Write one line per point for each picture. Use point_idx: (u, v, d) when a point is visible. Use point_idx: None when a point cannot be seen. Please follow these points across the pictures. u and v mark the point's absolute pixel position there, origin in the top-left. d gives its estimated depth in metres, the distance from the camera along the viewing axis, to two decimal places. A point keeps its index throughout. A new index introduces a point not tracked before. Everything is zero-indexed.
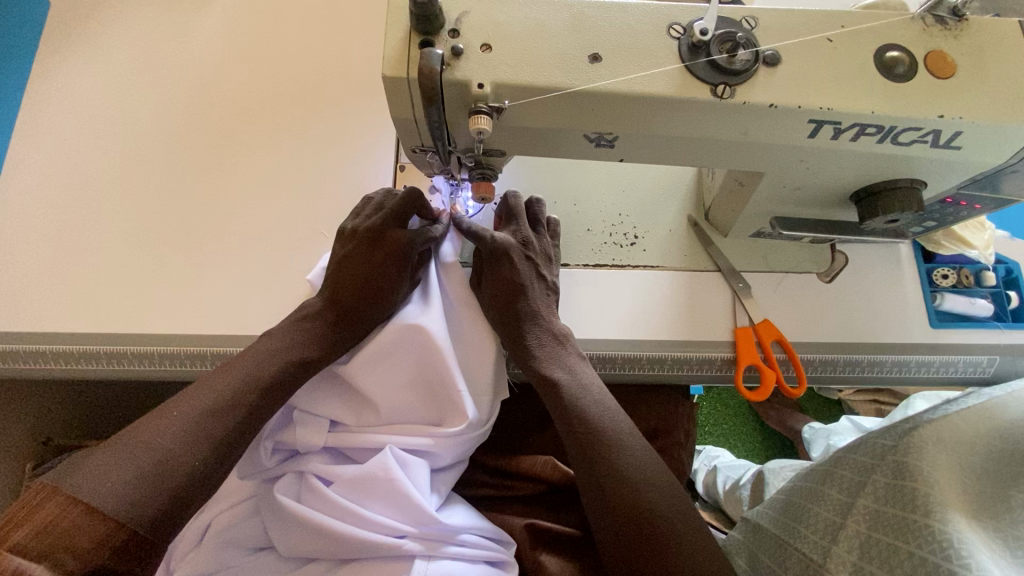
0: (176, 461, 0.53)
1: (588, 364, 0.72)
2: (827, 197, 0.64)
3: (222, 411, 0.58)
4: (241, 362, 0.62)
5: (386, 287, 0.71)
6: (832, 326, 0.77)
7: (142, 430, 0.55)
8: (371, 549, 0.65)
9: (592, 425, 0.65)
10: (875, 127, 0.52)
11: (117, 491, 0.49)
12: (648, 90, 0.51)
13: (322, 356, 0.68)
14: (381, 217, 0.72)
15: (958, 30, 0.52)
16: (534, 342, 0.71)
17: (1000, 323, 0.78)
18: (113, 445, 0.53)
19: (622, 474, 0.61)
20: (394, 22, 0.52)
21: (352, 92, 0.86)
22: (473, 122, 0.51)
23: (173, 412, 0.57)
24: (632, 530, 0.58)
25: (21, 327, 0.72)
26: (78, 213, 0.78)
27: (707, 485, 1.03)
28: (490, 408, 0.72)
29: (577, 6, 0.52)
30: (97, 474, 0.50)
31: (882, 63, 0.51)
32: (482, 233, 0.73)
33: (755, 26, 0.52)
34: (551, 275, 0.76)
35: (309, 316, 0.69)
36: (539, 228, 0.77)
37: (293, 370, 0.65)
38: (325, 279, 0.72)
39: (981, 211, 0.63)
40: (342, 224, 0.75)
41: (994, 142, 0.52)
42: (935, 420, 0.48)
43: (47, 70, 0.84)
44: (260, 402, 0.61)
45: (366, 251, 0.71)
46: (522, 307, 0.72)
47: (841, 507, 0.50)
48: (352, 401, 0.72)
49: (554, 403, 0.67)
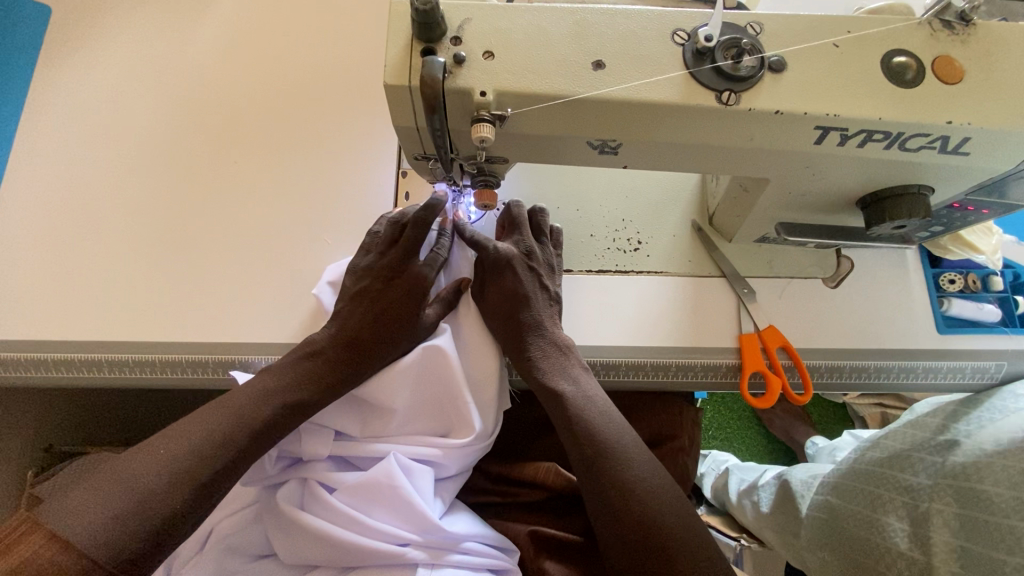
0: (158, 500, 0.53)
1: (591, 374, 0.71)
2: (833, 203, 0.64)
3: (211, 451, 0.58)
4: (235, 399, 0.62)
5: (400, 324, 0.70)
6: (838, 332, 0.77)
7: (127, 464, 0.55)
8: (375, 557, 0.65)
9: (597, 437, 0.64)
10: (883, 133, 0.51)
11: (95, 530, 0.50)
12: (652, 96, 0.50)
13: (320, 396, 0.66)
14: (396, 253, 0.71)
15: (966, 35, 0.52)
16: (537, 352, 0.70)
17: (1008, 328, 0.78)
18: (98, 481, 0.54)
19: (627, 487, 0.60)
20: (395, 30, 0.51)
21: (354, 98, 0.86)
22: (475, 131, 0.51)
23: (162, 449, 0.57)
24: (642, 545, 0.57)
25: (21, 335, 0.72)
26: (80, 221, 0.78)
27: (716, 488, 1.02)
28: (496, 420, 0.72)
29: (580, 13, 0.51)
30: (78, 512, 0.51)
31: (889, 69, 0.51)
32: (486, 243, 0.73)
33: (761, 32, 0.52)
34: (554, 285, 0.75)
35: (314, 353, 0.68)
36: (542, 237, 0.77)
37: (287, 411, 0.64)
38: (334, 315, 0.71)
39: (989, 217, 0.63)
40: (354, 260, 0.74)
41: (1003, 147, 0.52)
42: (954, 439, 0.59)
43: (49, 77, 0.84)
44: (251, 442, 0.61)
45: (380, 288, 0.71)
46: (524, 317, 0.71)
47: (910, 528, 0.57)
48: (359, 418, 0.71)
49: (558, 414, 0.66)
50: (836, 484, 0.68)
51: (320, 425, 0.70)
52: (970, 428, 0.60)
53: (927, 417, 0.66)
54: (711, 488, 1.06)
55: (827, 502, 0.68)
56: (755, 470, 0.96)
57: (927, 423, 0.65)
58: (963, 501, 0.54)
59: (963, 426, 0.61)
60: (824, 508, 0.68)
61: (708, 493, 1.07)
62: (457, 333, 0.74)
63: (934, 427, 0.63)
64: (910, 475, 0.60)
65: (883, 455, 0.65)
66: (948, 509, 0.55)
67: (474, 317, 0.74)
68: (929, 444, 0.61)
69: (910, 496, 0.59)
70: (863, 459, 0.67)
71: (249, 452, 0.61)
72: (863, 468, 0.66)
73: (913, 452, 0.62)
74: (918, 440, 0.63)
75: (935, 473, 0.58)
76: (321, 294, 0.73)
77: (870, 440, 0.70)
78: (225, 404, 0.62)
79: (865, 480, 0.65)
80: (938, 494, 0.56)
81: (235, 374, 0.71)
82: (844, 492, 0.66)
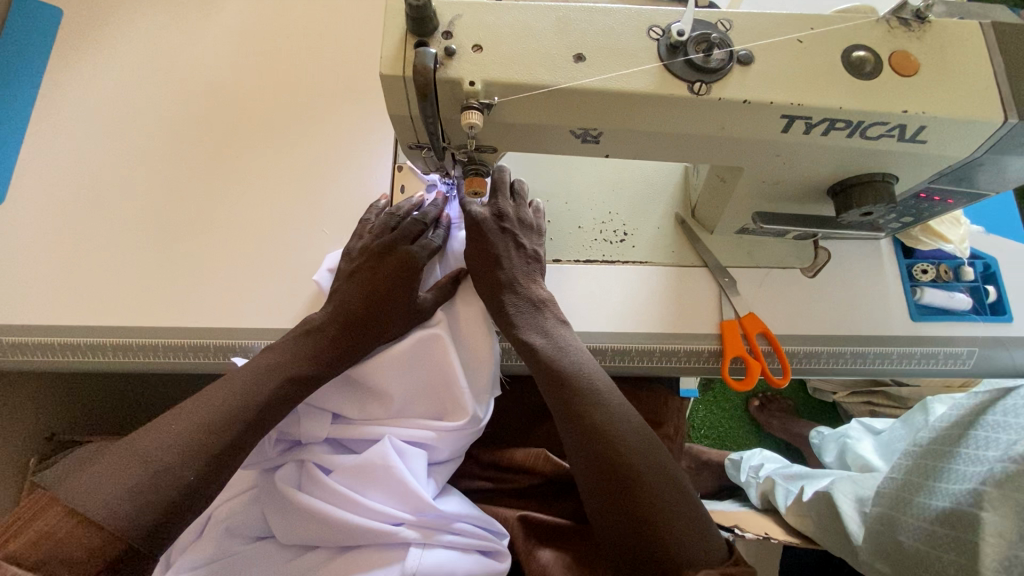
0: (170, 474, 0.56)
1: (569, 328, 0.74)
2: (807, 192, 0.67)
3: (218, 428, 0.60)
4: (239, 377, 0.65)
5: (399, 306, 0.72)
6: (815, 320, 0.80)
7: (140, 441, 0.58)
8: (368, 536, 0.67)
9: (569, 386, 0.67)
10: (844, 122, 0.55)
11: (110, 505, 0.52)
12: (628, 88, 0.54)
13: (318, 373, 0.69)
14: (392, 235, 0.75)
15: (921, 31, 0.56)
16: (513, 310, 0.73)
17: (979, 316, 0.81)
18: (111, 457, 0.56)
19: (602, 432, 0.64)
20: (392, 24, 0.55)
21: (352, 96, 0.90)
22: (465, 118, 0.55)
23: (172, 426, 0.59)
24: (627, 496, 0.60)
25: (29, 320, 0.75)
26: (86, 212, 0.81)
27: (765, 495, 0.93)
28: (489, 405, 0.74)
29: (562, 10, 0.55)
30: (94, 486, 0.53)
31: (849, 62, 0.55)
32: (467, 204, 0.76)
33: (730, 28, 0.56)
34: (531, 244, 0.78)
35: (312, 332, 0.71)
36: (518, 199, 0.80)
37: (288, 388, 0.67)
38: (330, 296, 0.74)
39: (955, 206, 0.66)
40: (348, 246, 0.77)
41: (958, 136, 0.55)
42: (981, 436, 0.62)
43: (58, 75, 0.88)
44: (257, 417, 0.64)
45: (374, 268, 0.74)
46: (499, 276, 0.74)
47: (946, 521, 0.59)
48: (356, 397, 0.74)
49: (534, 366, 0.69)
50: (883, 492, 0.67)
51: (319, 407, 0.73)
52: (1016, 427, 0.59)
53: (945, 420, 0.68)
54: (758, 493, 0.95)
55: (876, 511, 0.67)
56: (801, 478, 0.88)
57: (943, 428, 0.67)
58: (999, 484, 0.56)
59: (999, 416, 0.62)
60: (883, 518, 0.65)
61: (756, 501, 0.96)
62: (454, 318, 0.77)
63: (953, 433, 0.65)
64: (958, 482, 0.60)
65: (929, 462, 0.65)
66: (994, 515, 0.55)
67: (471, 302, 0.77)
68: (973, 448, 0.61)
69: (957, 500, 0.59)
70: (902, 468, 0.67)
71: (256, 427, 0.64)
72: (914, 474, 0.65)
73: (959, 458, 0.62)
74: (944, 443, 0.65)
75: (970, 470, 0.60)
76: (321, 280, 0.77)
77: (918, 438, 0.69)
78: (232, 381, 0.65)
79: (911, 490, 0.64)
80: (984, 499, 0.56)
81: (237, 359, 0.74)
82: (896, 499, 0.65)
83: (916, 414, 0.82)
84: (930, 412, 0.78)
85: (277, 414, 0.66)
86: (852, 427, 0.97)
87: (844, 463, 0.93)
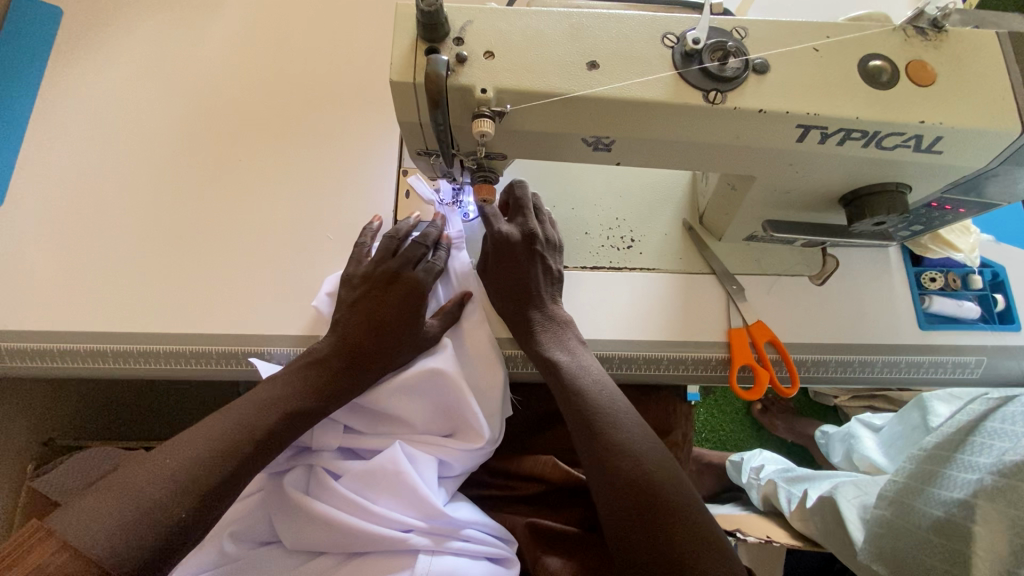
0: (164, 510, 0.55)
1: (589, 350, 0.74)
2: (818, 201, 0.66)
3: (212, 461, 0.59)
4: (237, 408, 0.65)
5: (406, 337, 0.72)
6: (823, 328, 0.79)
7: (134, 472, 0.57)
8: (377, 542, 0.66)
9: (590, 405, 0.67)
10: (860, 132, 0.54)
11: (102, 541, 0.51)
12: (642, 95, 0.53)
13: (323, 406, 0.69)
14: (396, 261, 0.74)
15: (938, 41, 0.55)
16: (535, 327, 0.74)
17: (987, 325, 0.80)
18: (104, 490, 0.55)
19: (619, 450, 0.64)
20: (402, 29, 0.54)
21: (357, 99, 0.89)
22: (476, 125, 0.54)
23: (167, 458, 0.59)
24: (643, 514, 0.60)
25: (28, 325, 0.74)
26: (85, 215, 0.80)
27: (766, 497, 0.91)
28: (501, 426, 0.75)
29: (575, 17, 0.55)
30: (86, 521, 0.52)
31: (866, 71, 0.54)
32: (493, 221, 0.76)
33: (745, 36, 0.55)
34: (557, 264, 0.78)
35: (316, 362, 0.70)
36: (541, 217, 0.79)
37: (288, 420, 0.66)
38: (333, 324, 0.72)
39: (966, 215, 0.66)
40: (346, 270, 0.75)
41: (974, 147, 0.55)
42: (980, 443, 0.61)
43: (58, 76, 0.87)
44: (254, 450, 0.63)
45: (380, 294, 0.73)
46: (523, 294, 0.75)
47: (943, 528, 0.59)
48: (368, 414, 0.74)
49: (554, 383, 0.70)
50: (883, 494, 0.66)
51: (331, 418, 0.73)
52: (1013, 436, 0.59)
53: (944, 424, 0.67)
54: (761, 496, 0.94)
55: (877, 514, 0.65)
56: (805, 477, 0.85)
57: (942, 433, 0.65)
58: (998, 499, 0.55)
59: (998, 423, 0.61)
60: (883, 521, 0.64)
61: (758, 502, 0.95)
62: (459, 337, 0.76)
63: (951, 439, 0.64)
64: (954, 490, 0.59)
65: (929, 466, 0.64)
66: (988, 528, 0.55)
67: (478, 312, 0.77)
68: (971, 455, 0.61)
69: (953, 509, 0.58)
70: (902, 471, 0.66)
71: (254, 458, 0.63)
72: (913, 478, 0.64)
73: (955, 464, 0.61)
74: (943, 448, 0.64)
75: (967, 476, 0.59)
76: (320, 305, 0.76)
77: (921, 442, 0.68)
78: (230, 414, 0.64)
79: (910, 496, 0.63)
80: (978, 513, 0.56)
81: (256, 364, 0.73)
82: (896, 503, 0.64)
83: (912, 412, 0.82)
84: (929, 412, 0.78)
85: (280, 446, 0.66)
86: (850, 423, 0.95)
87: (852, 462, 0.92)
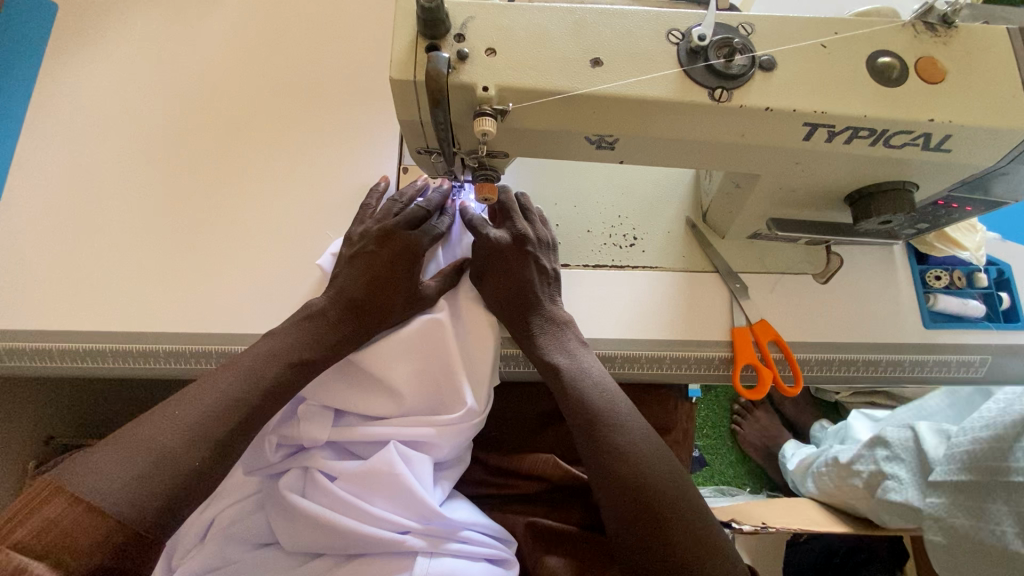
0: (178, 459, 0.54)
1: (589, 349, 0.73)
2: (824, 199, 0.66)
3: (222, 413, 0.59)
4: (242, 360, 0.63)
5: (402, 289, 0.71)
6: (828, 327, 0.79)
7: (142, 428, 0.56)
8: (375, 545, 0.66)
9: (593, 409, 0.66)
10: (868, 131, 0.53)
11: (115, 492, 0.50)
12: (647, 94, 0.52)
13: (323, 356, 0.68)
14: (394, 220, 0.73)
15: (948, 37, 0.54)
16: (536, 330, 0.72)
17: (992, 323, 0.80)
18: (112, 444, 0.54)
19: (622, 452, 0.63)
20: (402, 24, 0.53)
21: (355, 95, 0.88)
22: (477, 124, 0.53)
23: (175, 412, 0.57)
24: (647, 514, 0.59)
25: (27, 325, 0.73)
26: (84, 213, 0.79)
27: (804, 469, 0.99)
28: (489, 397, 0.73)
29: (579, 12, 0.53)
30: (97, 471, 0.51)
31: (875, 69, 0.53)
32: (482, 228, 0.74)
33: (751, 32, 0.54)
34: (551, 263, 0.76)
35: (311, 316, 0.69)
36: (530, 218, 0.77)
37: (292, 371, 0.65)
38: (332, 279, 0.73)
39: (973, 213, 0.65)
40: (349, 230, 0.76)
41: (983, 144, 0.54)
42: None
43: (53, 71, 0.86)
44: (261, 403, 0.62)
45: (373, 251, 0.72)
46: (524, 297, 0.73)
47: None
48: (361, 381, 0.72)
49: (555, 386, 0.69)
50: None
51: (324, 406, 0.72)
52: None
53: None
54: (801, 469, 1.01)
55: None
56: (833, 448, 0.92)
57: None
58: None
59: None
60: None
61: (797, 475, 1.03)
62: (457, 311, 0.75)
63: None
64: None
65: None
66: None
67: (474, 303, 0.75)
68: None
69: None
70: None
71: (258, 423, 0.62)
72: None
73: None
74: None
75: None
76: (324, 264, 0.76)
77: None
78: (233, 367, 0.63)
79: None
80: None
81: None
82: None
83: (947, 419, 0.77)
84: None
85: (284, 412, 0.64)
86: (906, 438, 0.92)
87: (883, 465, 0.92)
